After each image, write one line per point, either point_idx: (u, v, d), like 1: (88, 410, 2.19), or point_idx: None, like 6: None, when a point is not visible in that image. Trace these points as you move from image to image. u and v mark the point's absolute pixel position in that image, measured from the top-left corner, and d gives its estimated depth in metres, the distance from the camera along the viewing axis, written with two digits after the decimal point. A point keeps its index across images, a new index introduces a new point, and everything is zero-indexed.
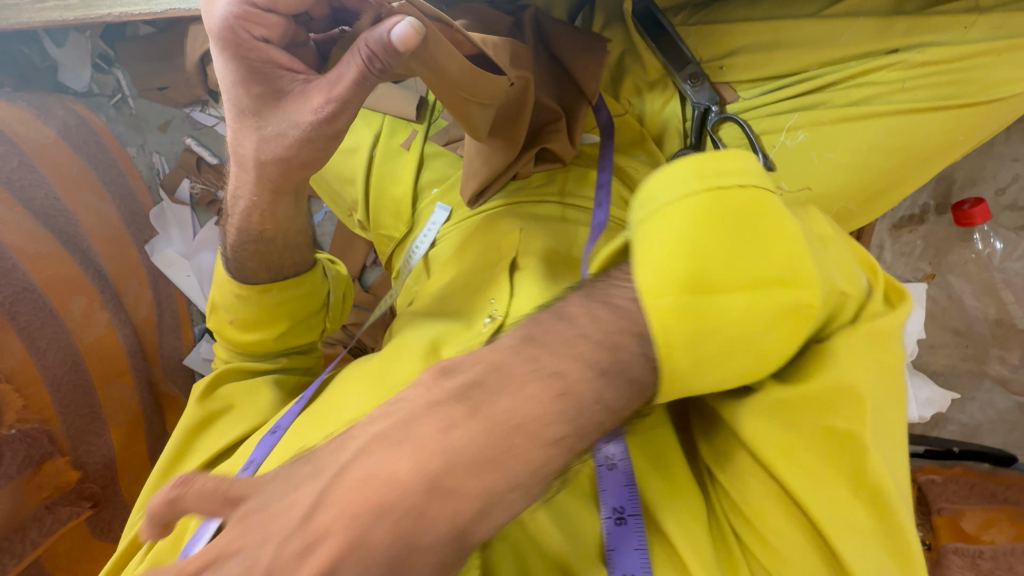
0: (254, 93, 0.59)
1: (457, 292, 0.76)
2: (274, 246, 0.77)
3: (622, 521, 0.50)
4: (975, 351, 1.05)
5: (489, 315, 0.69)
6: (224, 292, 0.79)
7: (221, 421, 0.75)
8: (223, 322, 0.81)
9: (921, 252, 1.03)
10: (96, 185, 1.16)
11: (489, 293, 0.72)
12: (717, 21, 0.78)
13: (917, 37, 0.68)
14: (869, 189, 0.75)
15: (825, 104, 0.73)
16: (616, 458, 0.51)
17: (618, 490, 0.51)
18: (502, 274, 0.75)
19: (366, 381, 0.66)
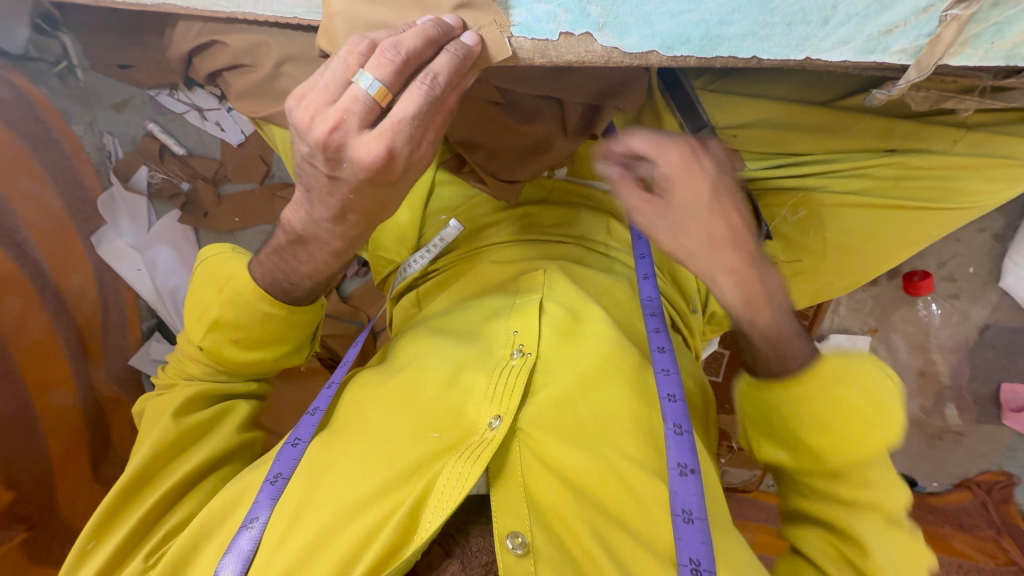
0: (385, 183, 0.53)
1: (472, 317, 0.78)
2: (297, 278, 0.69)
3: (697, 571, 0.56)
4: (900, 395, 1.21)
5: (515, 348, 0.71)
6: (218, 305, 0.72)
7: (201, 443, 0.73)
8: (218, 339, 0.74)
9: (870, 309, 1.14)
10: (35, 170, 1.04)
11: (508, 324, 0.74)
12: (735, 92, 0.80)
13: (911, 142, 0.75)
14: (851, 267, 0.84)
15: (825, 189, 0.79)
16: (693, 513, 0.59)
17: (694, 543, 0.57)
18: (516, 305, 0.76)
19: (398, 406, 0.68)
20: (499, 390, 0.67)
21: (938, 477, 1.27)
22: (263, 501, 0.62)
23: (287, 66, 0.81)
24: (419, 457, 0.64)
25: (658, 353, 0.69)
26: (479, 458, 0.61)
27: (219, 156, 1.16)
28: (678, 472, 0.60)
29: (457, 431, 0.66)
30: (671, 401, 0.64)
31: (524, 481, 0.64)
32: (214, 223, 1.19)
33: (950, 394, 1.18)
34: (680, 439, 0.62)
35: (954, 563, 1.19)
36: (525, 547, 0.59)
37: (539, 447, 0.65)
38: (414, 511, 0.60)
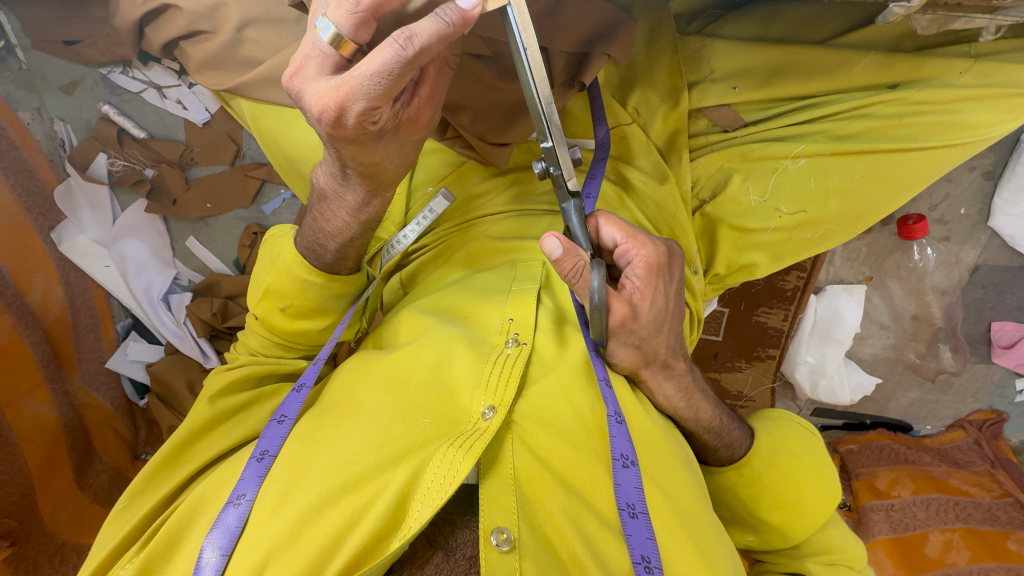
0: (355, 140, 0.51)
1: (463, 295, 0.72)
2: (325, 236, 0.70)
3: (649, 569, 0.52)
4: (896, 342, 1.22)
5: (510, 337, 0.66)
6: (271, 271, 0.74)
7: (227, 425, 0.73)
8: (269, 308, 0.75)
9: (864, 258, 1.14)
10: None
11: (502, 310, 0.69)
12: (731, 37, 0.78)
13: (916, 76, 0.73)
14: (854, 213, 0.81)
15: (827, 133, 0.77)
16: (636, 507, 0.55)
17: (643, 540, 0.54)
18: (514, 290, 0.70)
19: (392, 385, 0.65)
20: (494, 378, 0.62)
21: (931, 420, 1.31)
22: (249, 479, 0.59)
23: (251, 29, 0.75)
24: (413, 441, 0.60)
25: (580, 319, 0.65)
26: (470, 448, 0.57)
27: (183, 138, 1.08)
28: (621, 464, 0.57)
29: (453, 418, 0.62)
30: (607, 384, 0.61)
31: (515, 473, 0.58)
32: (183, 211, 1.13)
33: (944, 336, 1.20)
34: (619, 427, 0.59)
35: (949, 499, 1.22)
36: (509, 543, 0.54)
37: (529, 438, 0.60)
38: (403, 498, 0.56)
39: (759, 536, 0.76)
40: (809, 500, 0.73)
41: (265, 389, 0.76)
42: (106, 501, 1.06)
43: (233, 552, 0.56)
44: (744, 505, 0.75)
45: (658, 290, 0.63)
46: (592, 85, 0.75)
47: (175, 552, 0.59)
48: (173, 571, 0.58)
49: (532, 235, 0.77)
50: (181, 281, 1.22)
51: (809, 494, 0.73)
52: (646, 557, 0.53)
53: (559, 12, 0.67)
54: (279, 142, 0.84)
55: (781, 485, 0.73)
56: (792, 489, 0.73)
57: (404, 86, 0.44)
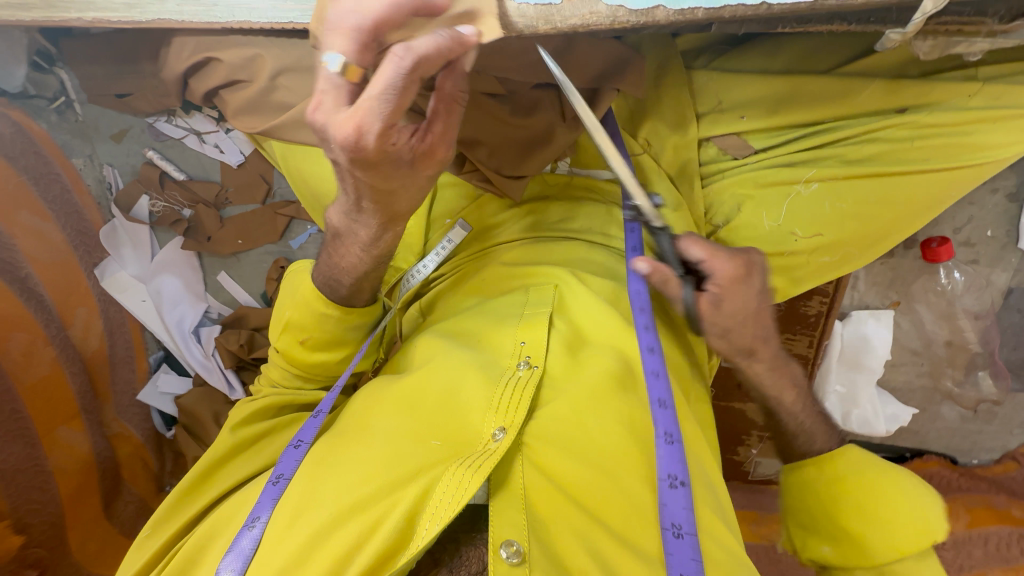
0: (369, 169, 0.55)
1: (479, 320, 0.74)
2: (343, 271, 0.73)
3: None
4: (931, 369, 1.18)
5: (521, 360, 0.67)
6: (291, 308, 0.76)
7: (251, 451, 0.74)
8: (289, 341, 0.77)
9: (889, 283, 1.11)
10: (35, 204, 1.02)
11: (515, 333, 0.70)
12: (736, 69, 0.80)
13: (923, 101, 0.73)
14: (869, 238, 0.81)
15: (837, 158, 0.78)
16: (682, 528, 0.58)
17: (684, 560, 0.56)
18: (526, 313, 0.71)
19: (399, 407, 0.65)
20: (503, 400, 0.63)
21: (977, 452, 1.24)
22: (265, 501, 0.61)
23: (283, 76, 0.81)
24: (420, 463, 0.60)
25: (647, 353, 0.64)
26: (479, 467, 0.57)
27: (219, 179, 1.16)
28: (668, 484, 0.59)
29: (462, 440, 0.62)
30: (661, 408, 0.61)
31: (525, 492, 0.59)
32: (217, 247, 1.19)
33: (981, 362, 1.15)
34: (670, 448, 0.60)
35: (1012, 532, 1.15)
36: (519, 556, 0.54)
37: (545, 461, 0.61)
38: (411, 517, 0.57)
39: (836, 550, 0.72)
40: (898, 512, 0.69)
41: (284, 419, 0.77)
42: (132, 532, 1.08)
43: (248, 574, 0.57)
44: (823, 503, 0.73)
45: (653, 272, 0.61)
46: (604, 117, 0.78)
47: None
48: None
49: (547, 262, 0.79)
50: (211, 314, 1.27)
51: (895, 509, 0.70)
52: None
53: (569, 52, 0.71)
54: (308, 180, 0.89)
55: (863, 486, 0.71)
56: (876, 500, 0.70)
57: (412, 100, 0.48)
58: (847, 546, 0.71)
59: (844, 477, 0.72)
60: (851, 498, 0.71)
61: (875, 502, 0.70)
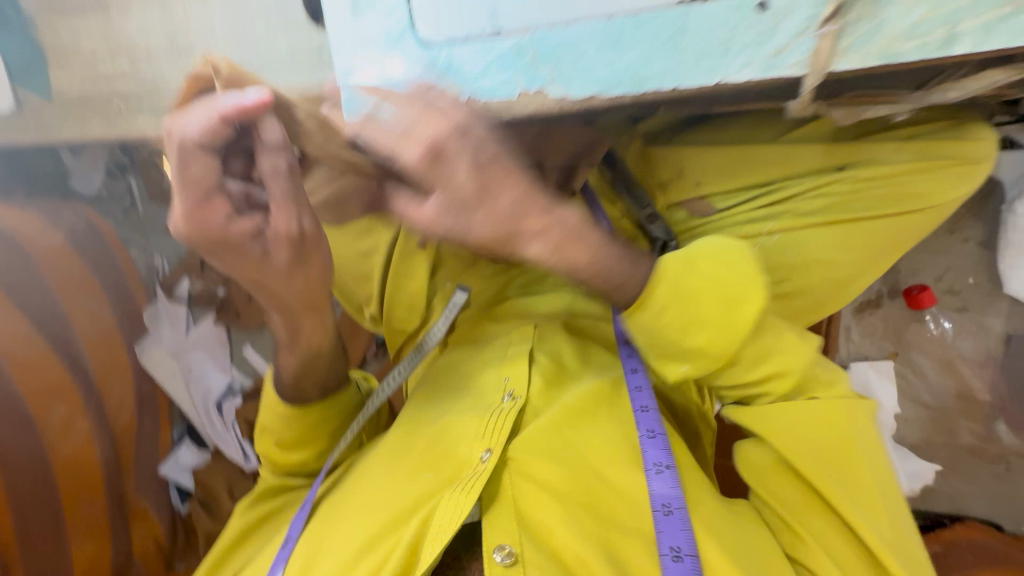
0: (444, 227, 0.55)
1: (468, 359, 0.79)
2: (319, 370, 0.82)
3: (679, 557, 0.58)
4: (945, 422, 1.14)
5: (506, 393, 0.70)
6: (265, 414, 0.83)
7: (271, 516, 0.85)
8: (267, 443, 0.84)
9: (882, 332, 1.15)
10: (91, 286, 1.15)
11: (499, 369, 0.73)
12: (690, 141, 0.91)
13: (856, 158, 0.83)
14: (837, 282, 0.88)
15: (792, 211, 0.86)
16: (671, 505, 0.61)
17: (676, 532, 0.59)
18: (510, 350, 0.76)
19: (393, 458, 0.69)
20: (490, 427, 0.66)
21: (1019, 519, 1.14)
22: (278, 564, 0.67)
23: None
24: (415, 498, 0.64)
25: (633, 373, 0.72)
26: (471, 489, 0.61)
27: None
28: (655, 471, 0.63)
29: (453, 467, 0.65)
30: (643, 412, 0.67)
31: (515, 501, 0.63)
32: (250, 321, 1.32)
33: (998, 413, 1.11)
34: (653, 441, 0.65)
35: None
36: (512, 556, 0.58)
37: (529, 471, 0.64)
38: (410, 550, 0.60)
39: (802, 497, 0.70)
40: (860, 491, 0.67)
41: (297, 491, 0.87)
42: None
43: None
44: (808, 449, 0.70)
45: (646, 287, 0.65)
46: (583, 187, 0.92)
47: None
48: None
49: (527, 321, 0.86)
50: (234, 387, 1.35)
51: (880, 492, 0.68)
52: (675, 548, 0.58)
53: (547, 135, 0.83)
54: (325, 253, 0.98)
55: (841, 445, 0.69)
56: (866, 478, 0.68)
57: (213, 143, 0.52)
58: (805, 501, 0.70)
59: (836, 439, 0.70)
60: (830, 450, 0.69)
61: (842, 467, 0.68)
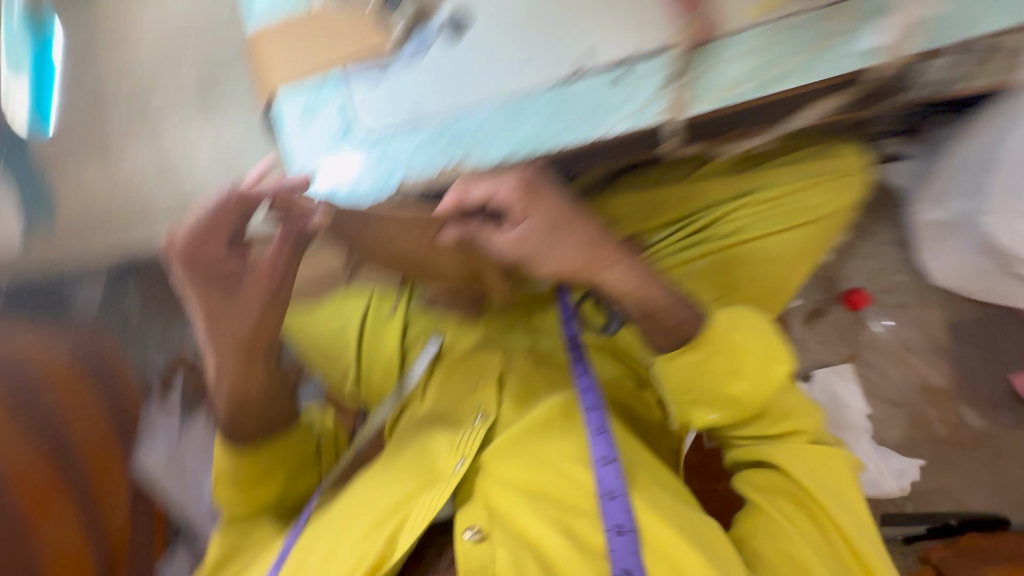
0: (546, 244, 0.60)
1: (435, 391, 0.82)
2: (257, 412, 0.78)
3: (622, 532, 0.62)
4: (914, 417, 1.18)
5: (478, 413, 0.75)
6: (219, 457, 0.78)
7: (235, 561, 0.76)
8: (226, 495, 0.79)
9: (838, 337, 1.22)
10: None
11: (472, 398, 0.77)
12: (628, 180, 0.99)
13: (759, 181, 0.95)
14: (766, 291, 0.97)
15: (715, 236, 0.95)
16: (615, 491, 0.64)
17: (619, 514, 0.63)
18: (478, 382, 0.79)
19: (378, 471, 0.75)
20: (461, 441, 0.72)
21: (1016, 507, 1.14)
22: None
23: None
24: (394, 502, 0.69)
25: (584, 383, 0.71)
26: (443, 491, 0.68)
27: None
28: (602, 463, 0.66)
29: (429, 476, 0.71)
30: (593, 412, 0.69)
31: (483, 498, 0.68)
32: None
33: (958, 400, 1.17)
34: (601, 436, 0.67)
35: None
36: (479, 534, 0.64)
37: (496, 474, 0.69)
38: (389, 544, 0.65)
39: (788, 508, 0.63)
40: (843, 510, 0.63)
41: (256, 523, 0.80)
42: None
43: None
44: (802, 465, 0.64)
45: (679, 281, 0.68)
46: None
47: None
48: None
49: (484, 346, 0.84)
50: None
51: (853, 485, 0.64)
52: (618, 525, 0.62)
53: None
54: None
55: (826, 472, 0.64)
56: (823, 460, 0.65)
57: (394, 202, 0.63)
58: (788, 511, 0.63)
59: (826, 460, 0.65)
60: (811, 465, 0.64)
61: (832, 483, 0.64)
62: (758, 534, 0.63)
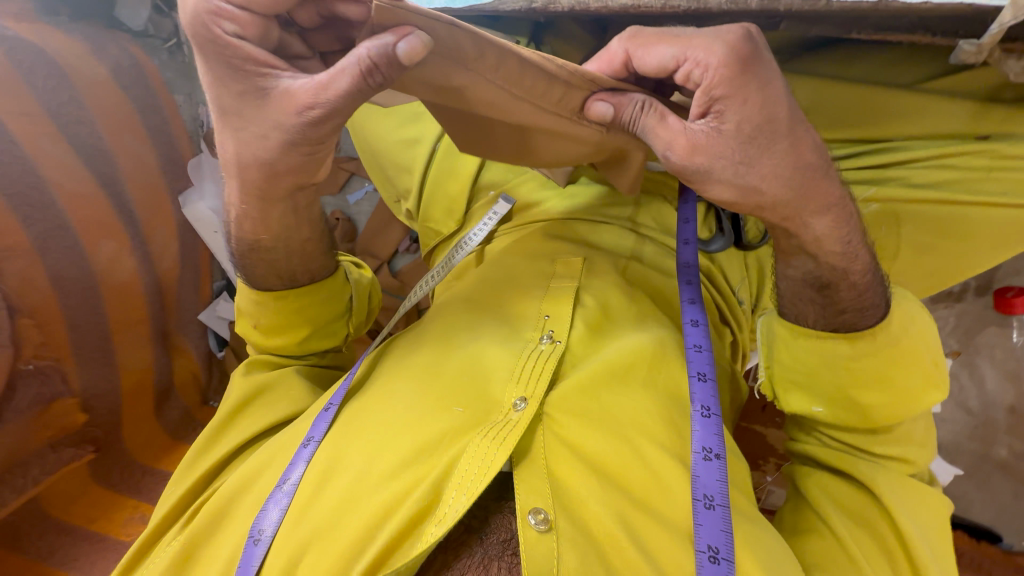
0: (732, 159, 0.50)
1: (502, 291, 0.68)
2: (276, 252, 0.69)
3: (716, 560, 0.49)
4: (984, 433, 1.08)
5: (545, 334, 0.61)
6: (241, 294, 0.73)
7: (254, 409, 0.69)
8: (246, 326, 0.74)
9: (952, 329, 1.09)
10: (55, 131, 0.99)
11: (539, 306, 0.64)
12: (815, 73, 0.75)
13: (1008, 128, 0.69)
14: (932, 272, 0.75)
15: (902, 180, 0.72)
16: (715, 499, 0.51)
17: (715, 531, 0.50)
18: (551, 288, 0.66)
19: (421, 376, 0.60)
20: (526, 371, 0.57)
21: None
22: (297, 462, 0.57)
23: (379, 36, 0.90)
24: (440, 431, 0.55)
25: (692, 327, 0.61)
26: (504, 440, 0.52)
27: None
28: (703, 457, 0.53)
29: (484, 409, 0.56)
30: (701, 380, 0.58)
31: (548, 464, 0.53)
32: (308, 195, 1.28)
33: None
34: (706, 421, 0.55)
35: None
36: (547, 524, 0.50)
37: (566, 434, 0.55)
38: (437, 487, 0.52)
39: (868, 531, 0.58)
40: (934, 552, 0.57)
41: (285, 370, 0.73)
42: (175, 434, 1.20)
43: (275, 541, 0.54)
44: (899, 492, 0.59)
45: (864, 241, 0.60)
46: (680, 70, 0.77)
47: (220, 528, 0.58)
48: (217, 548, 0.57)
49: (563, 245, 0.72)
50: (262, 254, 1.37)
51: (932, 514, 0.60)
52: (708, 496, 0.52)
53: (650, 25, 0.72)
54: (367, 138, 0.94)
55: (920, 508, 0.59)
56: (903, 477, 0.61)
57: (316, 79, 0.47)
58: (860, 531, 0.58)
59: (919, 496, 0.60)
60: (908, 498, 0.59)
61: (924, 522, 0.58)
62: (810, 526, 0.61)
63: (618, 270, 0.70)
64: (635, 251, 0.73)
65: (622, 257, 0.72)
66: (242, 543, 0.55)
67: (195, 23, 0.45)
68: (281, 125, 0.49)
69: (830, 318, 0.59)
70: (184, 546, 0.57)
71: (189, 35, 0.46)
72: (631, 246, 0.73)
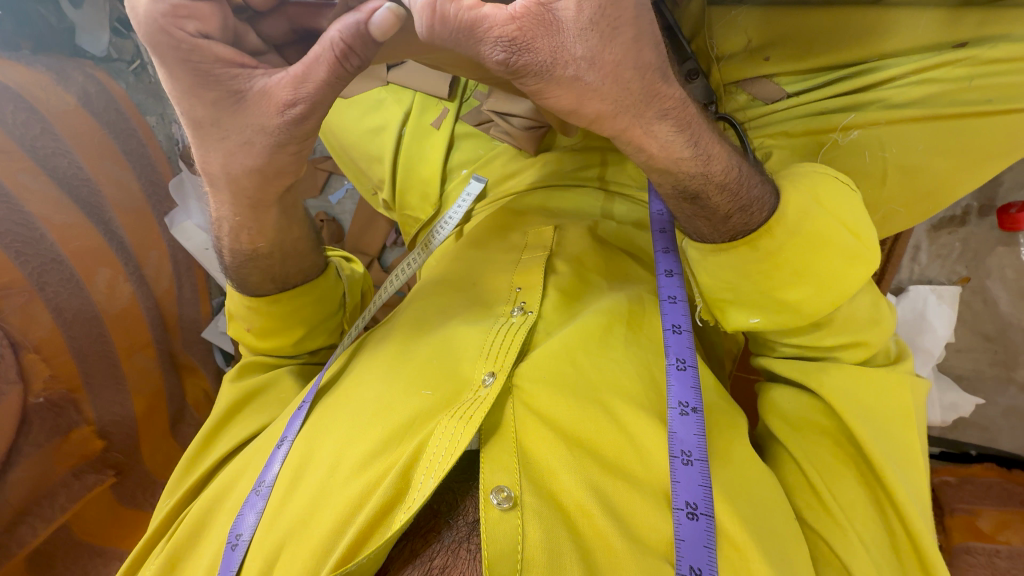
0: (574, 52, 0.41)
1: (473, 270, 0.67)
2: (274, 258, 0.68)
3: (694, 515, 0.50)
4: (1003, 358, 1.07)
5: (516, 306, 0.61)
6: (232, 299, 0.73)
7: (240, 417, 0.70)
8: (239, 329, 0.75)
9: (958, 255, 1.06)
10: (34, 165, 1.00)
11: (511, 279, 0.64)
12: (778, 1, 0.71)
13: (986, 32, 0.65)
14: (921, 192, 0.71)
15: (882, 102, 0.69)
16: (692, 454, 0.52)
17: (693, 486, 0.51)
18: (522, 260, 0.66)
19: (393, 363, 0.60)
20: (495, 345, 0.57)
21: None
22: (273, 462, 0.58)
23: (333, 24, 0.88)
24: (410, 415, 0.54)
25: (666, 277, 0.61)
26: (471, 417, 0.51)
27: None
28: (679, 412, 0.54)
29: (452, 388, 0.56)
30: (674, 332, 0.58)
31: (519, 438, 0.53)
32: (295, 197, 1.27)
33: None
34: (682, 373, 0.56)
35: None
36: (511, 501, 0.49)
37: (534, 405, 0.54)
38: (405, 474, 0.51)
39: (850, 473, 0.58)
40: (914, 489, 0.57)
41: (277, 371, 0.74)
42: None
43: (256, 538, 0.55)
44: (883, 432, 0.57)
45: (717, 140, 0.54)
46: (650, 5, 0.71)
47: (198, 542, 0.59)
48: (198, 558, 0.58)
49: (535, 217, 0.71)
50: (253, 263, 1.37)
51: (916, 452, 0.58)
52: (685, 451, 0.52)
53: None
54: (335, 132, 0.93)
55: (906, 443, 0.57)
56: (889, 406, 0.58)
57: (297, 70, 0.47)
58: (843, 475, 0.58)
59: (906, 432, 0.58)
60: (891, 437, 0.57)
61: (907, 461, 0.57)
62: (783, 458, 0.61)
63: (594, 235, 0.69)
64: (606, 211, 0.73)
65: (592, 219, 0.72)
66: (220, 549, 0.56)
67: (147, 25, 0.44)
68: (262, 127, 0.49)
69: (723, 227, 0.56)
70: (165, 562, 0.58)
71: (141, 36, 0.44)
72: (600, 208, 0.73)
